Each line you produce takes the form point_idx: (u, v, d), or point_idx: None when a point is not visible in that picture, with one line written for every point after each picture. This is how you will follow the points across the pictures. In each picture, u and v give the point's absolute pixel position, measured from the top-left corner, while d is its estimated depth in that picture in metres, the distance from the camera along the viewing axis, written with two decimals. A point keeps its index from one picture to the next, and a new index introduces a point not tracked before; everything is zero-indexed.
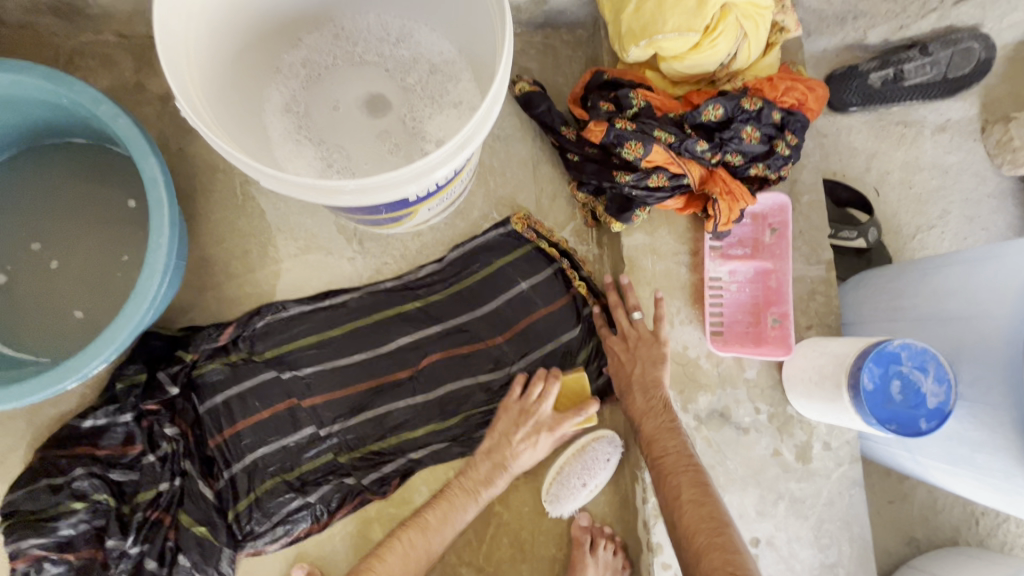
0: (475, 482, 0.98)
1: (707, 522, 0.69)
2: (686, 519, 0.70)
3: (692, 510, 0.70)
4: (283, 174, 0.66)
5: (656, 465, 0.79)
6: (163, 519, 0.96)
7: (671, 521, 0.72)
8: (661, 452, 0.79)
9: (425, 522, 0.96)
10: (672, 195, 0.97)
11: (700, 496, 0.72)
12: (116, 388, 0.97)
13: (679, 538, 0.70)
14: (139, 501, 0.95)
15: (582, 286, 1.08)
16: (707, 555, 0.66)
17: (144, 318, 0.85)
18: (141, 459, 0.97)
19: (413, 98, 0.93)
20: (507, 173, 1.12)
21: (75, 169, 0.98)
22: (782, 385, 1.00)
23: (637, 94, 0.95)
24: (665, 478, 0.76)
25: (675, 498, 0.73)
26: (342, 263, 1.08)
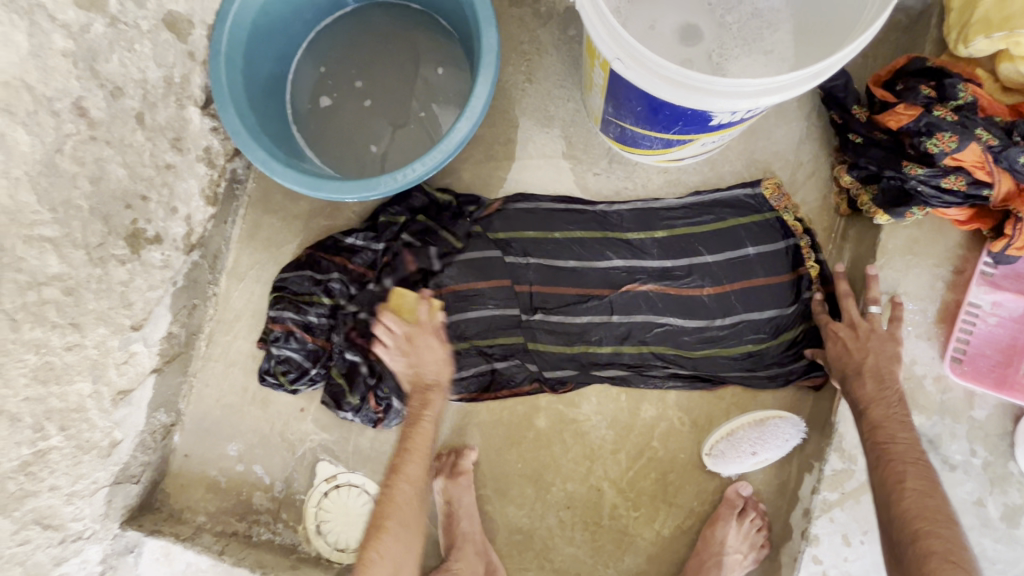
0: (420, 410, 1.03)
1: (931, 513, 0.75)
2: (905, 504, 0.76)
3: (915, 498, 0.77)
4: (643, 50, 0.72)
5: (877, 448, 0.84)
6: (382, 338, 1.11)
7: (886, 501, 0.79)
8: (888, 438, 0.84)
9: (399, 463, 1.01)
10: (961, 203, 0.91)
11: (925, 489, 0.77)
12: (379, 220, 1.14)
13: (894, 516, 0.77)
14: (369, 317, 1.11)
15: (814, 269, 1.05)
16: (926, 537, 0.72)
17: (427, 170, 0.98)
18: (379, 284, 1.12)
19: (726, 36, 0.96)
20: (772, 139, 1.11)
21: (407, 31, 1.14)
22: (1013, 437, 0.92)
23: (967, 87, 0.89)
24: (888, 462, 0.82)
25: (897, 482, 0.79)
26: (587, 176, 1.16)
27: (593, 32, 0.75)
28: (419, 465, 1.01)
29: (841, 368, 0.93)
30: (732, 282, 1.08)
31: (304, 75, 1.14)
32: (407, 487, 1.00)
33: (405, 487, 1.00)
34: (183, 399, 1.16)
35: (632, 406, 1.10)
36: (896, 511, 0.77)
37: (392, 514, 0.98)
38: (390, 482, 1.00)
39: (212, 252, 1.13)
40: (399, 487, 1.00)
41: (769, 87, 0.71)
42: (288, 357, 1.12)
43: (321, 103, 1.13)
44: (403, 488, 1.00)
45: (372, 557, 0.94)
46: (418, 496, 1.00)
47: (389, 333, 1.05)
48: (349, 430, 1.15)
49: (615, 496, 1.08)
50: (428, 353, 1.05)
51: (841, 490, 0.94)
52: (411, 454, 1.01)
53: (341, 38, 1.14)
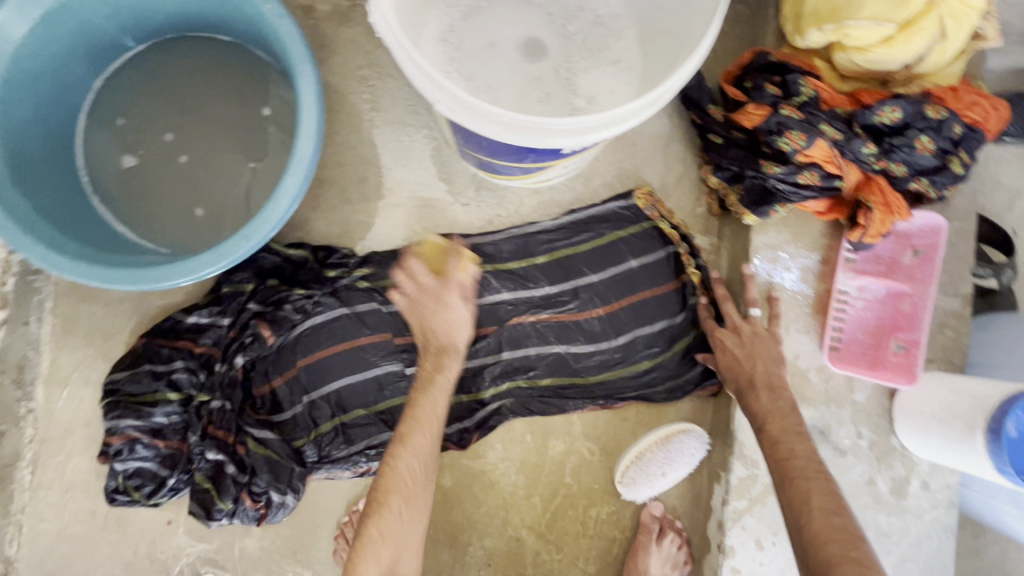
0: (433, 374, 0.93)
1: (839, 534, 0.71)
2: (816, 527, 0.73)
3: (822, 518, 0.74)
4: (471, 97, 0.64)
5: (780, 466, 0.82)
6: (246, 427, 0.97)
7: (797, 524, 0.75)
8: (788, 454, 0.82)
9: (408, 433, 0.89)
10: (818, 196, 0.91)
11: (831, 507, 0.75)
12: (222, 290, 0.99)
13: (807, 542, 0.73)
14: (229, 405, 0.97)
15: (695, 275, 1.03)
16: (840, 564, 0.68)
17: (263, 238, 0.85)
18: (235, 364, 0.97)
19: (571, 48, 0.89)
20: (636, 145, 1.07)
21: (219, 68, 0.98)
22: (892, 414, 0.95)
23: (808, 82, 0.89)
24: (792, 480, 0.79)
25: (804, 503, 0.76)
26: (455, 208, 1.06)
27: (414, 80, 0.66)
28: (428, 438, 0.90)
29: (733, 378, 0.92)
30: (619, 300, 1.04)
31: (97, 134, 0.95)
32: (407, 452, 0.88)
33: (409, 457, 0.88)
34: (12, 542, 0.96)
35: (539, 445, 1.04)
36: (807, 536, 0.73)
37: (393, 487, 0.87)
38: (391, 455, 0.89)
39: (13, 364, 0.95)
40: (395, 457, 0.88)
41: (607, 121, 0.66)
42: (139, 470, 0.95)
43: (124, 163, 0.95)
44: (408, 461, 0.88)
45: (373, 535, 0.84)
46: (425, 469, 0.89)
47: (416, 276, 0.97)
48: (232, 534, 1.01)
49: (535, 541, 1.03)
50: (448, 312, 0.95)
51: (748, 497, 0.94)
52: (420, 424, 0.90)
53: (138, 83, 0.96)
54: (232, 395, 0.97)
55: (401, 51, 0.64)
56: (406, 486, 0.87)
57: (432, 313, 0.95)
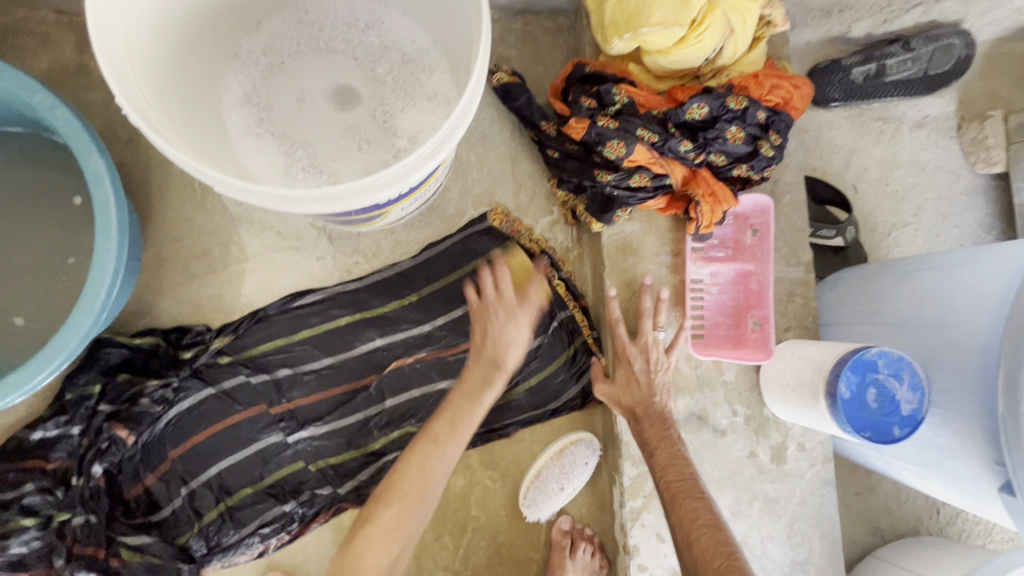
0: (482, 383, 0.91)
1: (722, 547, 0.75)
2: (702, 542, 0.77)
3: (708, 534, 0.78)
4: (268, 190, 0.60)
5: (669, 487, 0.85)
6: (118, 536, 0.93)
7: (688, 541, 0.79)
8: (680, 475, 0.85)
9: (435, 423, 0.90)
10: (654, 195, 0.95)
11: (715, 523, 0.79)
12: (65, 398, 0.92)
13: (697, 557, 0.76)
14: (95, 519, 0.91)
15: (560, 286, 1.05)
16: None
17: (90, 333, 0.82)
18: (91, 475, 0.91)
19: (383, 90, 0.88)
20: (483, 168, 1.07)
21: (12, 163, 0.90)
22: (759, 387, 1.00)
23: (620, 89, 0.91)
24: (681, 500, 0.83)
25: (693, 520, 0.80)
26: (311, 262, 1.03)
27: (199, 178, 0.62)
28: (458, 451, 0.88)
29: (630, 402, 0.94)
30: None
31: None
32: (434, 454, 0.87)
33: (416, 469, 0.86)
34: None
35: None
36: (697, 551, 0.77)
37: (396, 495, 0.84)
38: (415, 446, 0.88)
39: None
40: (421, 452, 0.86)
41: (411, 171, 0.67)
42: None
43: None
44: (414, 479, 0.85)
45: (370, 536, 0.82)
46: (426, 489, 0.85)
47: (495, 285, 0.95)
48: None
49: None
50: (513, 330, 0.92)
51: (642, 495, 0.96)
52: (441, 437, 0.88)
53: None
54: (98, 507, 0.91)
55: (159, 145, 0.58)
56: (412, 486, 0.84)
57: (497, 324, 0.92)
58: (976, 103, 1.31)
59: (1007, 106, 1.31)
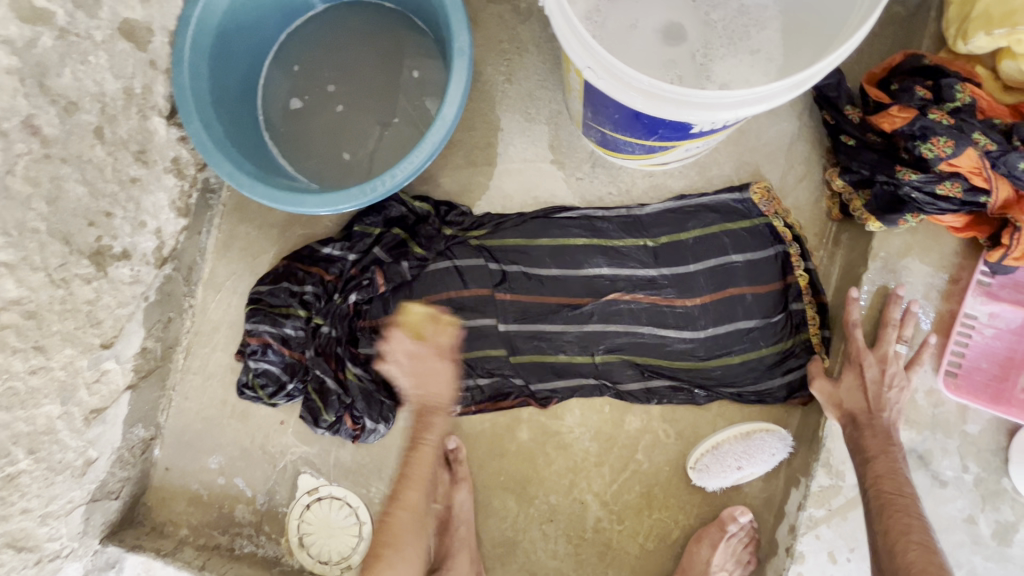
0: (419, 433, 1.05)
1: (934, 567, 0.71)
2: (910, 557, 0.73)
3: (918, 552, 0.73)
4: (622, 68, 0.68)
5: (881, 496, 0.81)
6: (347, 359, 1.09)
7: (890, 552, 0.76)
8: (898, 490, 0.81)
9: (403, 486, 1.02)
10: (957, 210, 0.87)
11: (929, 544, 0.74)
12: (354, 229, 1.11)
13: (899, 568, 0.73)
14: (336, 333, 1.09)
15: (803, 278, 1.02)
16: None
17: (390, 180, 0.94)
18: (347, 300, 1.09)
19: (711, 34, 0.91)
20: (759, 140, 1.06)
21: (381, 32, 1.10)
22: (1006, 452, 0.89)
23: (965, 88, 0.85)
24: (892, 512, 0.79)
25: (902, 533, 0.76)
26: (569, 181, 1.12)
27: (563, 42, 0.72)
28: (419, 494, 1.02)
29: (851, 408, 0.90)
30: (719, 291, 1.04)
31: (276, 79, 1.10)
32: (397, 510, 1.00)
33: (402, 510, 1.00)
34: (162, 412, 1.15)
35: (616, 418, 1.07)
36: (900, 562, 0.74)
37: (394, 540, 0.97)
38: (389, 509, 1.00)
39: (187, 264, 1.12)
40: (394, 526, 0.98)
41: (753, 98, 0.67)
42: (266, 370, 1.10)
43: (291, 106, 1.10)
44: (400, 514, 1.00)
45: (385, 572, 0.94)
46: (417, 524, 1.00)
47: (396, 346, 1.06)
48: (329, 444, 1.14)
49: (599, 509, 1.06)
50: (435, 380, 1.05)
51: (828, 507, 0.92)
52: (411, 481, 1.02)
53: (313, 39, 1.10)
54: (341, 325, 1.09)
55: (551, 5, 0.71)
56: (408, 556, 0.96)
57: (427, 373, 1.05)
58: None
59: None
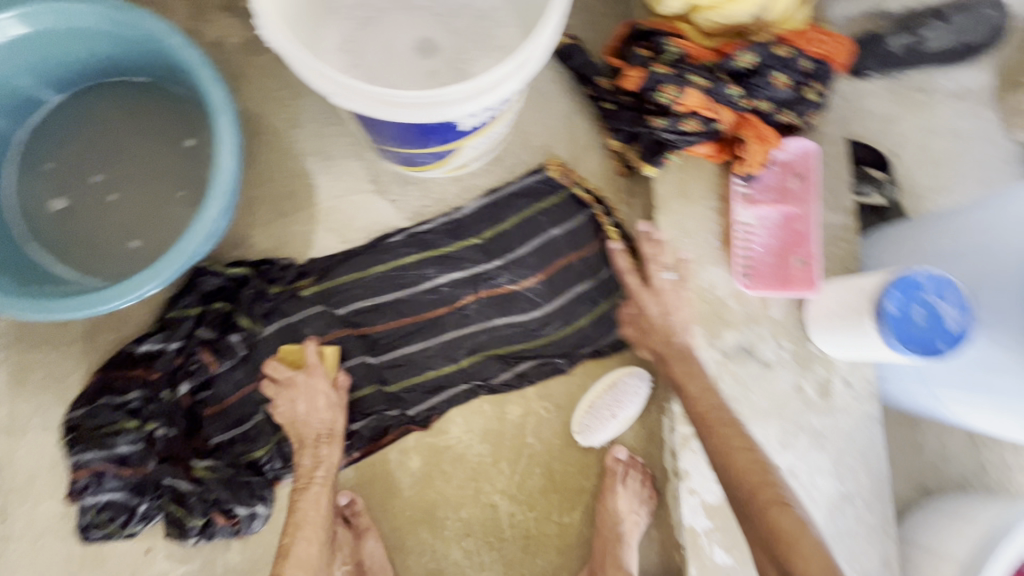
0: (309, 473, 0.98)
1: (757, 466, 0.79)
2: (739, 464, 0.80)
3: (743, 455, 0.81)
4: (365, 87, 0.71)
5: (702, 417, 0.88)
6: (193, 456, 1.01)
7: (723, 466, 0.81)
8: (708, 407, 0.89)
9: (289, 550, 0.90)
10: (703, 139, 1.02)
11: (747, 444, 0.83)
12: (168, 315, 1.03)
13: (734, 477, 0.79)
14: (176, 432, 0.99)
15: (613, 232, 1.13)
16: (762, 493, 0.76)
17: (194, 252, 0.89)
18: (180, 393, 1.01)
19: (461, 41, 0.98)
20: (542, 123, 1.17)
21: (138, 109, 1.03)
22: (804, 324, 1.04)
23: (672, 42, 1.00)
24: (713, 428, 0.86)
25: (726, 444, 0.83)
26: (384, 205, 1.14)
27: (306, 76, 0.74)
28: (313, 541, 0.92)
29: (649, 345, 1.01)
30: (550, 266, 1.12)
31: (28, 182, 0.99)
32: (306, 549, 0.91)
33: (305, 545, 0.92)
34: None
35: (498, 412, 1.10)
36: (731, 472, 0.80)
37: None
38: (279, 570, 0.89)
39: None
40: None
41: (481, 88, 0.74)
42: (109, 502, 0.96)
43: (54, 207, 0.99)
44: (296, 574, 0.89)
45: None
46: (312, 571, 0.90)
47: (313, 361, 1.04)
48: (212, 552, 1.03)
49: (510, 503, 1.08)
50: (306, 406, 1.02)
51: (692, 421, 1.02)
52: (304, 530, 0.92)
53: (63, 131, 1.02)
54: (178, 422, 1.00)
55: (280, 43, 0.72)
56: None
57: (297, 407, 1.02)
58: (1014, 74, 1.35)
59: None
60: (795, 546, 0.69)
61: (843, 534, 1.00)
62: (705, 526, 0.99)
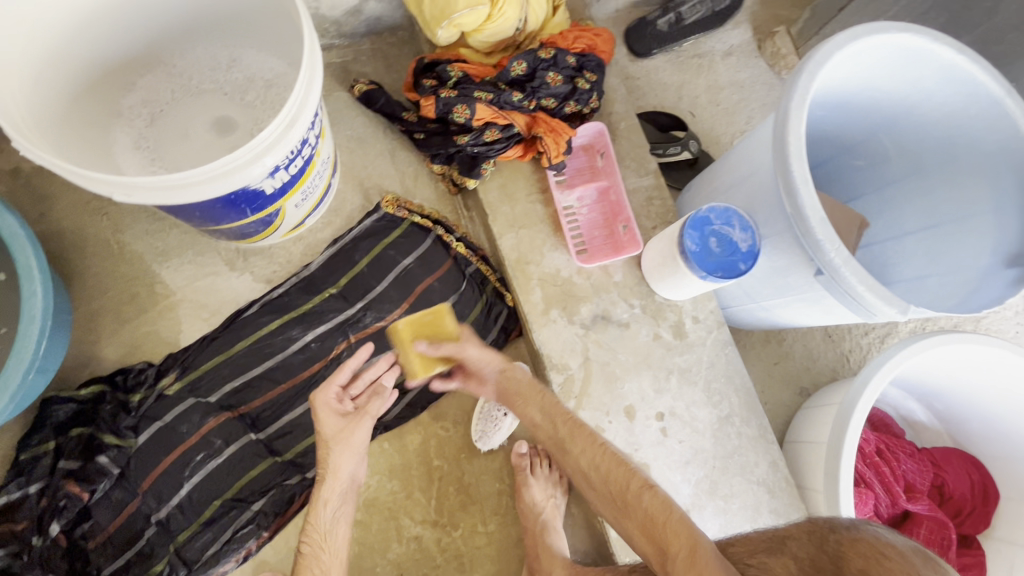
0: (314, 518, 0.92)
1: (616, 459, 0.84)
2: (602, 463, 0.84)
3: (600, 451, 0.85)
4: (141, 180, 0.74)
5: (552, 422, 0.91)
6: None
7: (590, 468, 0.84)
8: (550, 412, 0.92)
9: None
10: (508, 145, 1.12)
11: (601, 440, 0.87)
12: (21, 459, 0.98)
13: (598, 477, 0.83)
14: None
15: (460, 247, 1.19)
16: (631, 487, 0.80)
17: (26, 379, 0.87)
18: (51, 535, 0.95)
19: (255, 113, 1.02)
20: (368, 165, 1.23)
21: None
22: (646, 279, 1.14)
23: (453, 67, 1.11)
24: (567, 432, 0.89)
25: (584, 445, 0.87)
26: (233, 283, 1.14)
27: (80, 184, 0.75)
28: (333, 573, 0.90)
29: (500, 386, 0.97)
30: (411, 294, 1.16)
31: None
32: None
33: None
34: None
35: (399, 446, 1.12)
36: (595, 471, 0.84)
37: None
38: None
39: None
40: None
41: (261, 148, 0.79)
42: None
43: None
44: None
45: None
46: None
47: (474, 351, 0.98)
48: None
49: (433, 529, 1.10)
50: (354, 441, 0.95)
51: (573, 396, 1.09)
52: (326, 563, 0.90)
53: None
54: (57, 566, 0.95)
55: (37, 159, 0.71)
56: None
57: (340, 446, 0.94)
58: (767, 24, 1.57)
59: (790, 21, 1.57)
60: (665, 525, 0.73)
61: (729, 452, 1.11)
62: None
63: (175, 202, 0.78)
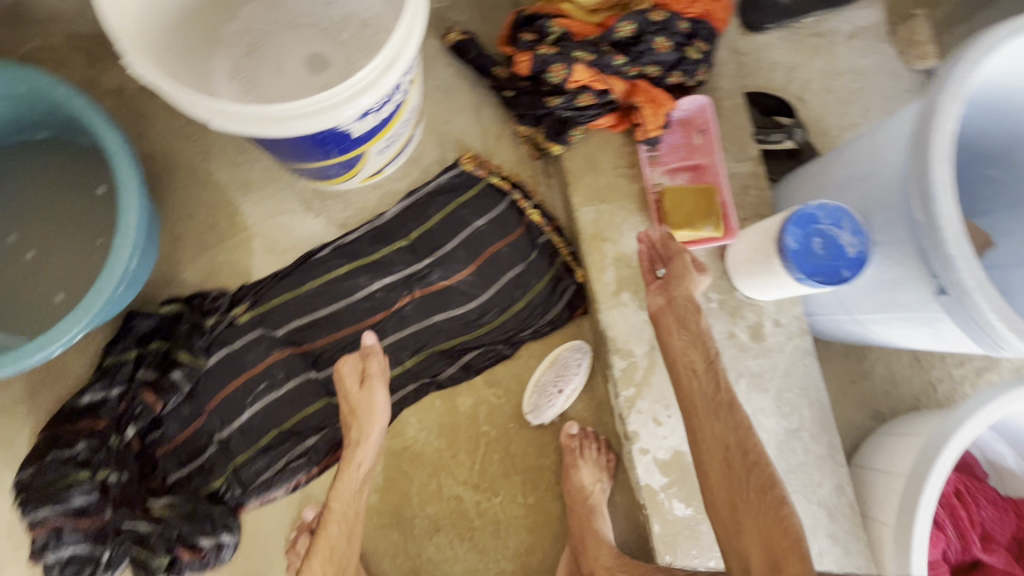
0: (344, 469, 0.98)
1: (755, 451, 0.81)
2: (745, 452, 0.80)
3: (744, 438, 0.81)
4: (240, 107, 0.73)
5: (700, 385, 0.86)
6: (151, 496, 1.01)
7: (727, 452, 0.81)
8: (701, 370, 0.88)
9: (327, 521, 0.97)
10: (601, 113, 1.06)
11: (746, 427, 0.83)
12: (105, 363, 1.04)
13: (730, 463, 0.80)
14: (129, 477, 0.99)
15: (535, 214, 1.15)
16: (764, 493, 0.77)
17: (115, 292, 0.91)
18: (127, 438, 1.00)
19: (349, 52, 1.00)
20: (451, 120, 1.19)
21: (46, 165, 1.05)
22: (728, 273, 1.07)
23: (554, 23, 1.05)
24: (715, 406, 0.84)
25: (731, 429, 0.82)
26: (308, 223, 1.16)
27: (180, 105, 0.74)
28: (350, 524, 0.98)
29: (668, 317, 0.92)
30: (480, 256, 1.13)
31: None
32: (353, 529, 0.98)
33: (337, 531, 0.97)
34: None
35: (450, 405, 1.12)
36: (734, 452, 0.80)
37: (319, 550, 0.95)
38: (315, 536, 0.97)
39: None
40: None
41: (359, 87, 0.76)
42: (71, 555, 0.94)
43: None
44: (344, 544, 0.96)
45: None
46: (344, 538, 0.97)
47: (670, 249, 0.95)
48: None
49: (473, 491, 1.10)
50: (374, 414, 0.98)
51: (634, 384, 1.04)
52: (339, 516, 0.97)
53: None
54: (128, 467, 1.00)
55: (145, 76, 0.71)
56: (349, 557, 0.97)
57: (360, 416, 0.98)
58: (902, 7, 1.39)
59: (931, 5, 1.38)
60: (780, 536, 0.73)
61: (793, 467, 1.04)
62: (662, 482, 1.01)
63: (268, 134, 0.77)
